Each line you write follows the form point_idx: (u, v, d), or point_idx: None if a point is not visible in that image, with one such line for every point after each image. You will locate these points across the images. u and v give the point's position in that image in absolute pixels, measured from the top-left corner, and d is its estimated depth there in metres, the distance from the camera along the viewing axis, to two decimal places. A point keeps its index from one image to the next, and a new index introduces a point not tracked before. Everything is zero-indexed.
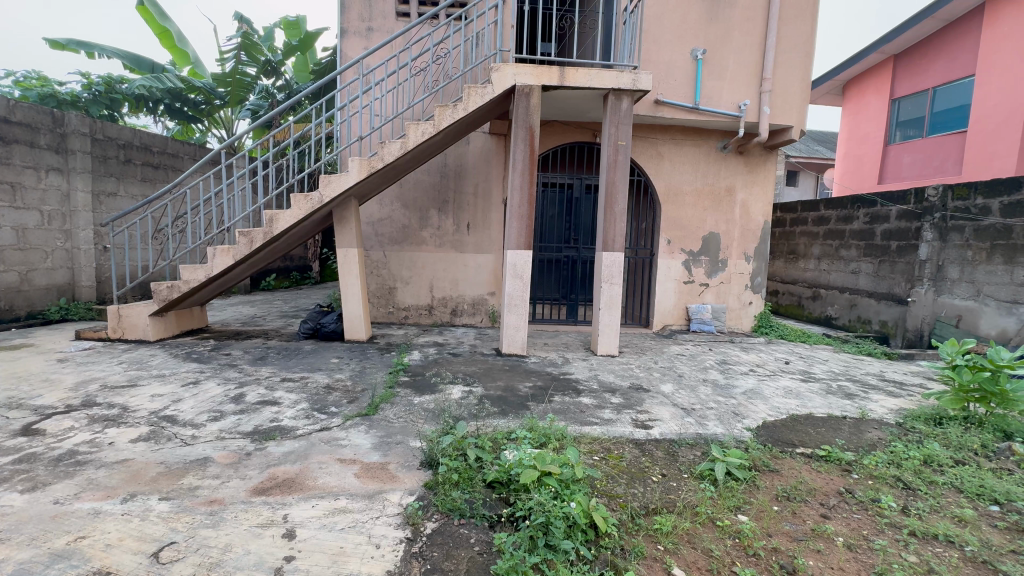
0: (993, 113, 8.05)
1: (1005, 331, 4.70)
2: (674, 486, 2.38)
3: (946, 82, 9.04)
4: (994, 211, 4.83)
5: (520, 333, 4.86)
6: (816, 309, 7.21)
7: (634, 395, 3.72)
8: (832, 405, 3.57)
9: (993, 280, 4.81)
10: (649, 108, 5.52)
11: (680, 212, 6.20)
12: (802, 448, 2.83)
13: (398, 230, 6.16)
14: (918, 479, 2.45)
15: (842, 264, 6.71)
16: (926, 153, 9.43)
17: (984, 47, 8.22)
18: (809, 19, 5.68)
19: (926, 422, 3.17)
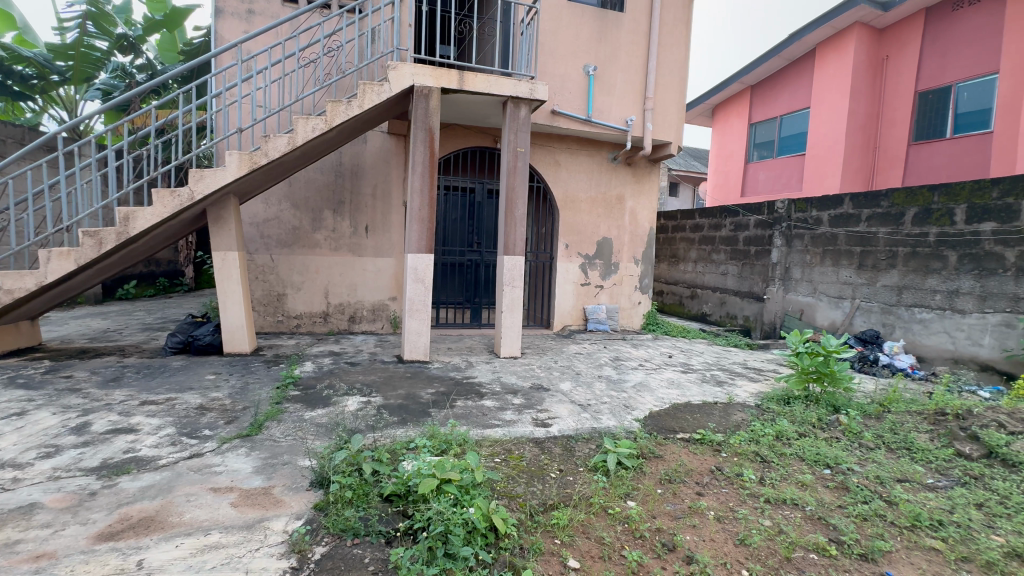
0: (823, 140, 9.66)
1: (834, 322, 5.64)
2: (571, 481, 2.48)
3: (789, 111, 10.67)
4: (825, 222, 5.77)
5: (422, 338, 4.75)
6: (694, 307, 8.04)
7: (534, 394, 3.83)
8: (706, 392, 4.01)
9: (825, 279, 5.76)
10: (546, 117, 5.74)
11: (577, 218, 6.53)
12: (682, 433, 3.13)
13: (287, 232, 5.68)
14: (772, 453, 2.83)
15: (713, 266, 7.57)
16: (776, 171, 11.03)
17: (817, 84, 9.84)
18: (683, 47, 6.34)
19: (778, 402, 3.69)
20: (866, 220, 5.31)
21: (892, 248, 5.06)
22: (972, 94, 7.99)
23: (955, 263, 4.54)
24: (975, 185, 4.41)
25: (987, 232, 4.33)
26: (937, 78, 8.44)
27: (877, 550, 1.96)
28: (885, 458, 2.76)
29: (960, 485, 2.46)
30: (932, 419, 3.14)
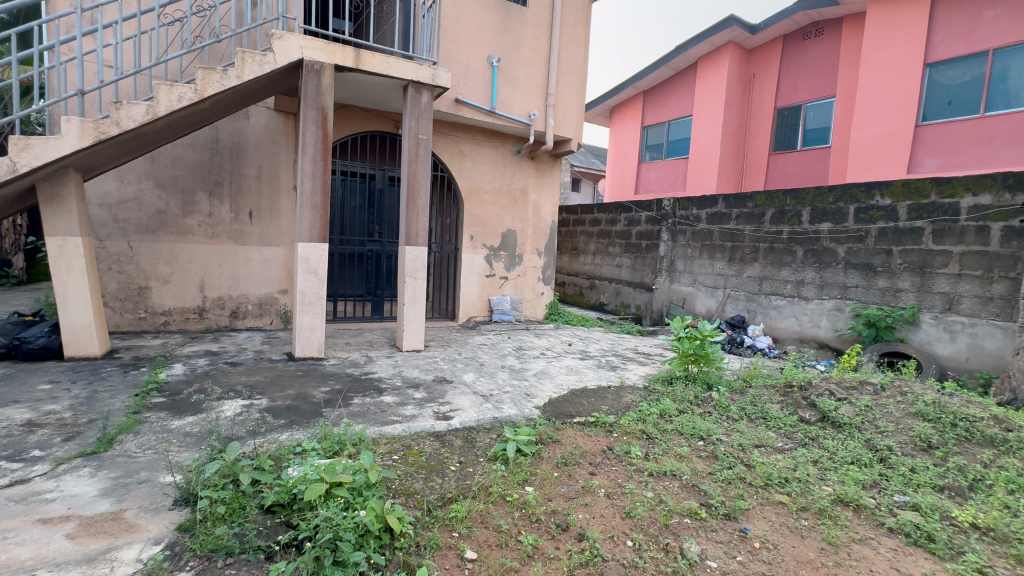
0: (703, 145, 10.71)
1: (710, 309, 6.31)
2: (471, 472, 2.48)
3: (676, 117, 11.67)
4: (703, 219, 6.41)
5: (316, 334, 4.43)
6: (592, 297, 8.50)
7: (437, 387, 3.76)
8: (601, 377, 4.27)
9: (703, 271, 6.41)
10: (449, 106, 5.63)
11: (481, 209, 6.53)
12: (578, 417, 3.29)
13: (150, 216, 4.93)
14: (656, 430, 3.09)
15: (609, 258, 8.06)
16: (664, 172, 12.01)
17: (699, 95, 10.87)
18: (582, 48, 6.61)
19: (662, 382, 4.04)
20: (735, 218, 6.00)
21: (755, 243, 5.77)
22: (817, 113, 9.39)
23: (801, 257, 5.31)
24: (817, 191, 5.17)
25: (825, 231, 5.11)
26: (791, 97, 9.78)
27: (738, 509, 2.22)
28: (746, 427, 3.14)
29: (801, 446, 2.89)
30: (783, 390, 3.64)
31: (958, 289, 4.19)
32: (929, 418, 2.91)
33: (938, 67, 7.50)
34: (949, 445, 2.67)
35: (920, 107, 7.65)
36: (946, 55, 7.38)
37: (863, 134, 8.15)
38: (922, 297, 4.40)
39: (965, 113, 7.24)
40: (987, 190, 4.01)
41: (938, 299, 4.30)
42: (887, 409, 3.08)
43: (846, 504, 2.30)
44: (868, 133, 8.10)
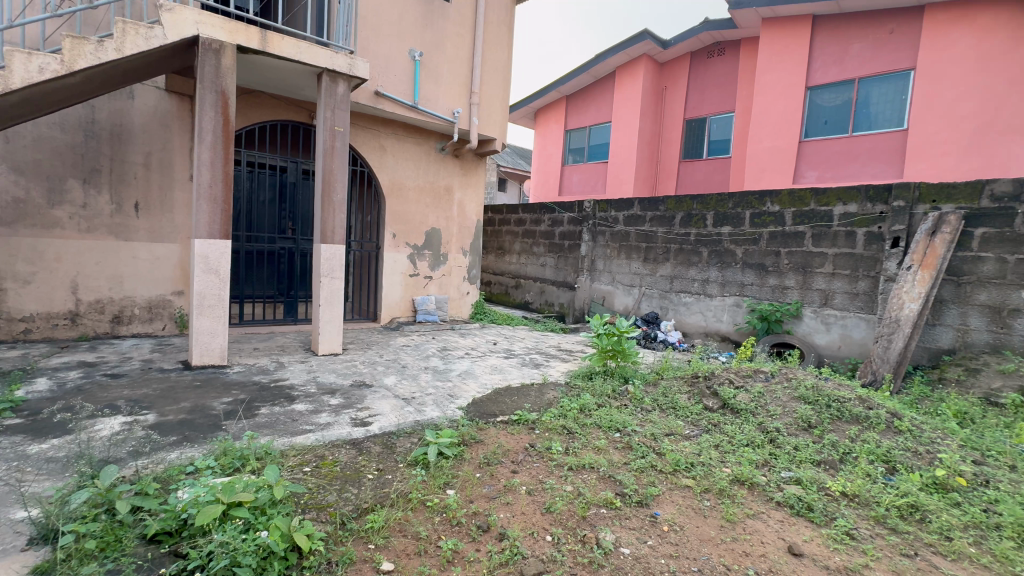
0: (621, 150, 11.27)
1: (627, 306, 6.66)
2: (390, 479, 2.39)
3: (597, 123, 12.17)
4: (621, 221, 6.73)
5: (217, 339, 4.03)
6: (517, 296, 8.62)
7: (355, 393, 3.59)
8: (524, 374, 4.33)
9: (621, 270, 6.74)
10: (369, 98, 5.39)
11: (404, 207, 6.34)
12: (501, 416, 3.31)
13: (3, 205, 4.18)
14: (576, 424, 3.18)
15: (534, 258, 8.21)
16: (586, 175, 12.47)
17: (617, 102, 11.42)
18: (505, 49, 6.65)
19: (583, 378, 4.19)
20: (649, 221, 6.37)
21: (667, 245, 6.17)
22: (720, 126, 10.25)
23: (706, 257, 5.77)
24: (719, 197, 5.63)
25: (726, 234, 5.59)
26: (698, 110, 10.59)
27: (649, 495, 2.35)
28: (658, 417, 3.34)
29: (705, 432, 3.13)
30: (691, 381, 3.92)
31: (832, 286, 4.77)
32: (809, 401, 3.28)
33: (817, 90, 8.51)
34: (824, 423, 3.03)
35: (803, 125, 8.63)
36: (823, 80, 8.39)
37: (758, 147, 9.03)
38: (804, 293, 4.95)
39: (837, 132, 8.28)
40: (854, 200, 4.60)
41: (817, 295, 4.86)
42: (776, 394, 3.43)
43: (742, 483, 2.52)
44: (762, 146, 8.99)
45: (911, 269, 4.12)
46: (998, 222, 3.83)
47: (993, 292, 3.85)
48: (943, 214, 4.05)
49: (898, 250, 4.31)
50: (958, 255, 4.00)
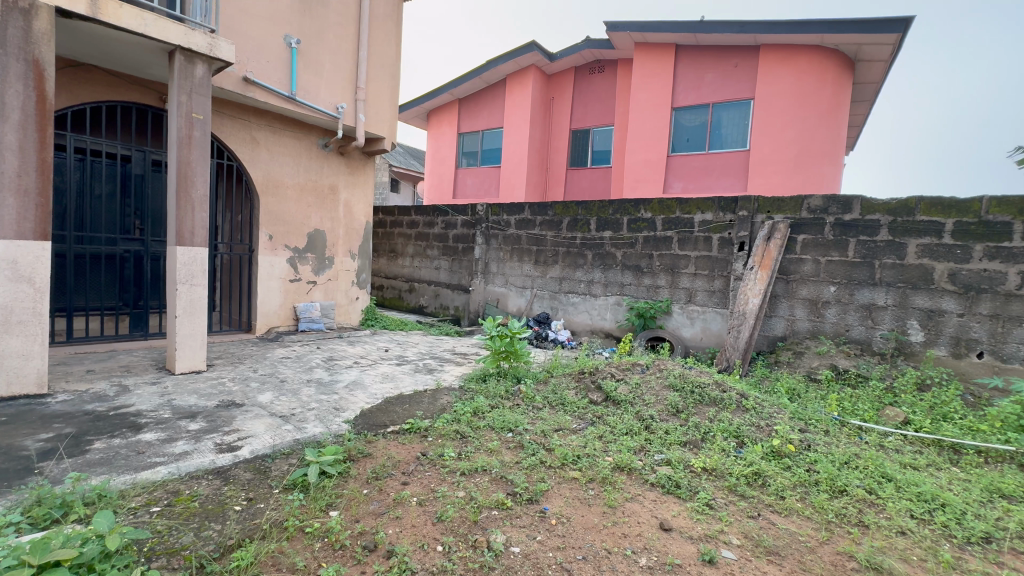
0: (513, 156, 11.59)
1: (520, 307, 6.85)
2: (262, 508, 2.16)
3: (489, 128, 12.38)
4: (513, 224, 6.90)
5: (33, 363, 3.30)
6: (411, 300, 8.39)
7: (221, 414, 3.18)
8: (417, 381, 4.22)
9: (514, 272, 6.91)
10: (236, 84, 4.85)
11: (282, 206, 5.81)
12: (392, 426, 3.18)
13: None
14: (470, 428, 3.18)
15: (427, 261, 8.07)
16: (480, 178, 12.59)
17: (509, 109, 11.73)
18: (393, 45, 6.44)
19: (477, 380, 4.21)
20: (539, 224, 6.62)
21: (555, 248, 6.47)
22: (601, 137, 11.06)
23: (591, 260, 6.16)
24: (601, 204, 6.05)
25: (607, 238, 6.02)
26: (582, 121, 11.30)
27: (539, 491, 2.43)
28: (548, 414, 3.48)
29: (591, 424, 3.33)
30: (578, 376, 4.14)
31: (694, 284, 5.38)
32: (677, 388, 3.65)
33: (681, 111, 9.58)
34: (689, 408, 3.41)
35: (670, 141, 9.66)
36: (685, 102, 9.47)
37: (634, 158, 9.93)
38: (673, 291, 5.53)
39: (697, 148, 9.41)
40: (710, 210, 5.23)
41: (683, 293, 5.45)
42: (651, 384, 3.77)
43: (622, 469, 2.72)
44: (637, 158, 9.89)
45: (753, 269, 4.83)
46: (814, 230, 4.63)
47: (812, 287, 4.64)
48: (776, 222, 4.79)
49: (744, 253, 5.01)
50: (787, 257, 4.76)
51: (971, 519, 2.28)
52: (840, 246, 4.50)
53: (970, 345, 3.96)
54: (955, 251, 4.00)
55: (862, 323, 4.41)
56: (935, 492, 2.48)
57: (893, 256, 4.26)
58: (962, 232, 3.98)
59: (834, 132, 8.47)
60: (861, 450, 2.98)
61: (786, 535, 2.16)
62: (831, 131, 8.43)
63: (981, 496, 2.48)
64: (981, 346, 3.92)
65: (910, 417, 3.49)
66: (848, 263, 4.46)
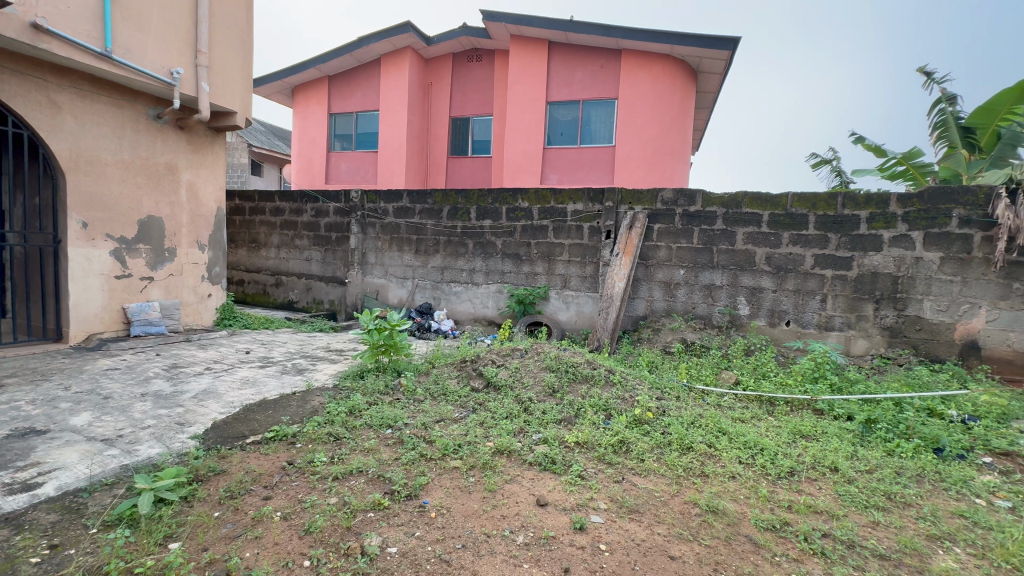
0: (391, 141, 11.09)
1: (401, 298, 6.63)
2: (73, 556, 1.77)
3: (363, 110, 11.67)
4: (391, 213, 6.61)
5: None
6: (278, 295, 7.61)
7: (12, 446, 2.53)
8: (283, 384, 3.82)
9: (393, 262, 6.66)
10: (22, 32, 3.84)
11: (101, 187, 4.81)
12: (252, 437, 2.84)
13: None
14: (345, 429, 2.98)
15: (296, 252, 7.38)
16: (354, 163, 11.82)
17: (384, 91, 11.16)
18: (242, 7, 5.65)
19: (353, 378, 3.97)
20: (418, 213, 6.44)
21: (436, 237, 6.36)
22: (481, 127, 11.12)
23: (472, 249, 6.18)
24: (480, 192, 6.07)
25: (487, 227, 6.08)
26: (461, 109, 11.23)
27: (419, 486, 2.37)
28: (429, 406, 3.42)
29: (472, 412, 3.35)
30: (460, 365, 4.13)
31: (569, 271, 5.71)
32: (553, 369, 3.85)
33: (554, 106, 10.02)
34: (564, 387, 3.61)
35: (546, 134, 10.07)
36: (558, 97, 9.93)
37: (513, 149, 10.17)
38: (550, 278, 5.80)
39: (570, 142, 9.96)
40: (580, 200, 5.56)
41: (559, 279, 5.75)
42: (529, 367, 3.92)
43: (503, 453, 2.78)
44: (516, 149, 10.15)
45: (619, 256, 5.28)
46: (666, 220, 5.19)
47: (666, 271, 5.22)
48: (636, 213, 5.28)
49: (610, 241, 5.44)
50: (646, 244, 5.28)
51: (781, 458, 2.77)
52: (687, 234, 5.12)
53: (781, 316, 4.81)
54: (770, 238, 4.80)
55: (705, 301, 5.08)
56: (756, 439, 2.97)
57: (727, 243, 4.96)
58: (775, 222, 4.78)
59: (682, 134, 9.59)
60: (703, 410, 3.44)
61: (645, 493, 2.41)
62: (680, 132, 9.53)
63: (787, 438, 3.04)
64: (788, 316, 4.78)
65: (740, 378, 4.14)
66: (694, 250, 5.09)
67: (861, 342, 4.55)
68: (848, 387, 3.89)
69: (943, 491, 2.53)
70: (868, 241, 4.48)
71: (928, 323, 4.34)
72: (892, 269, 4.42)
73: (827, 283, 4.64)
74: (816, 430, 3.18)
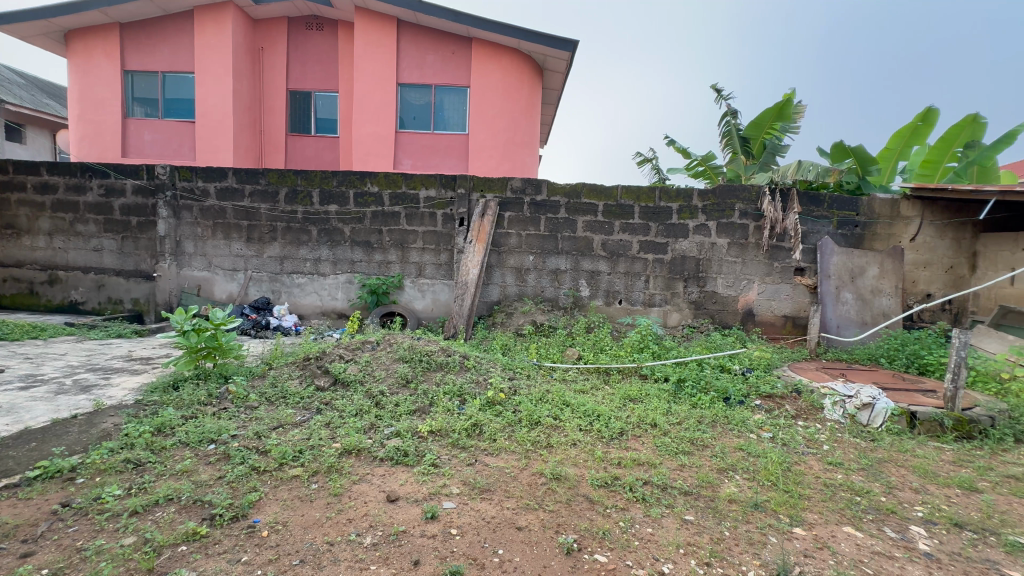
0: (212, 111, 9.51)
1: (231, 294, 5.78)
2: None
3: (172, 70, 9.75)
4: (212, 194, 5.67)
5: None
6: (53, 295, 5.99)
7: None
8: (59, 407, 3.02)
9: (218, 252, 5.75)
10: None
11: None
12: (7, 479, 2.19)
13: None
14: (150, 452, 2.48)
15: (79, 240, 5.89)
16: (163, 134, 9.85)
17: (200, 51, 9.48)
18: None
19: (163, 391, 3.31)
20: (248, 195, 5.63)
21: (272, 223, 5.66)
22: (325, 104, 10.18)
23: (316, 236, 5.65)
24: (323, 174, 5.55)
25: (333, 212, 5.60)
26: (300, 82, 10.12)
27: (247, 504, 2.08)
28: (264, 412, 3.04)
29: (317, 414, 3.07)
30: (302, 364, 3.76)
31: (423, 258, 5.59)
32: (407, 359, 3.74)
33: (406, 88, 9.67)
34: (418, 376, 3.53)
35: (397, 117, 9.66)
36: (409, 80, 9.60)
37: (362, 131, 9.58)
38: (404, 266, 5.62)
39: (423, 128, 9.72)
40: (432, 186, 5.46)
41: (413, 267, 5.61)
42: (381, 359, 3.75)
43: (351, 453, 2.60)
44: (366, 131, 9.57)
45: (472, 243, 5.36)
46: (516, 208, 5.41)
47: (516, 257, 5.46)
48: (487, 200, 5.39)
49: (463, 228, 5.47)
50: (497, 232, 5.45)
51: (613, 421, 3.11)
52: (535, 222, 5.40)
53: (614, 296, 5.41)
54: (604, 226, 5.34)
55: (551, 284, 5.46)
56: (593, 407, 3.29)
57: (569, 230, 5.37)
58: (608, 212, 5.32)
59: (532, 127, 10.04)
60: (550, 386, 3.71)
61: (496, 471, 2.49)
62: (529, 125, 9.96)
63: (619, 404, 3.42)
64: (620, 296, 5.41)
65: (581, 353, 4.55)
66: (541, 236, 5.40)
67: (675, 315, 5.37)
68: (665, 353, 4.57)
69: (729, 431, 3.13)
70: (678, 229, 5.27)
71: (721, 297, 5.31)
72: (695, 253, 5.28)
73: (649, 266, 5.34)
74: (641, 393, 3.66)
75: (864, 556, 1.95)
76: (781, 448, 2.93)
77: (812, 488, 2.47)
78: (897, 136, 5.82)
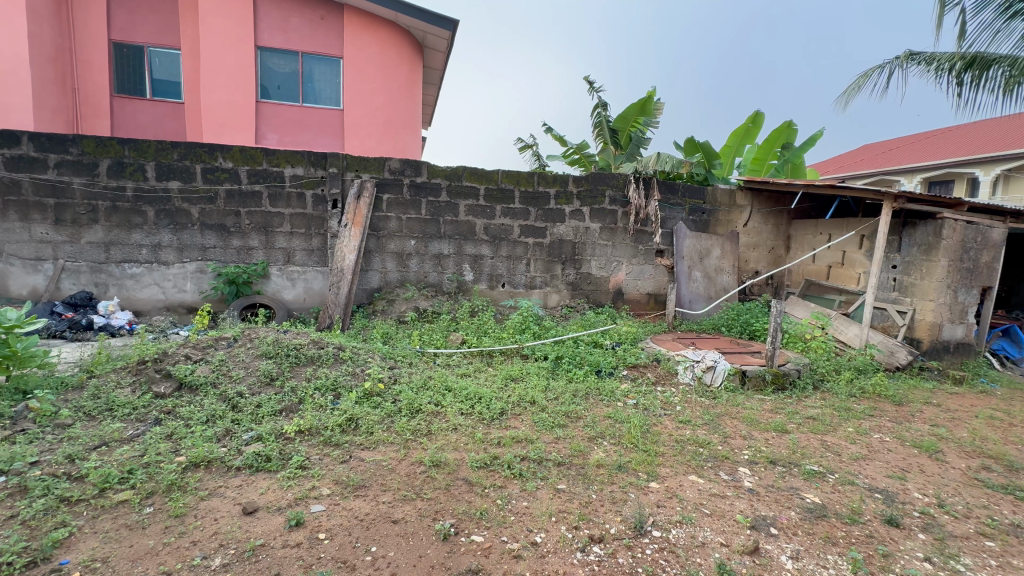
0: None
1: (35, 289, 4.69)
2: None
3: None
4: None
5: None
6: None
7: None
8: None
9: (12, 238, 4.60)
10: None
11: None
12: None
13: None
14: None
15: None
16: None
17: None
18: None
19: None
20: (54, 167, 4.57)
21: (90, 202, 4.68)
22: (162, 62, 8.63)
23: (153, 218, 4.80)
24: (159, 145, 4.69)
25: (174, 190, 4.79)
26: (126, 32, 8.41)
27: (51, 545, 1.70)
28: (82, 430, 2.51)
29: (155, 425, 2.63)
30: (135, 369, 3.18)
31: (292, 243, 5.09)
32: (271, 355, 3.38)
33: (267, 52, 8.60)
34: (285, 373, 3.21)
35: (257, 84, 8.58)
36: (271, 43, 8.55)
37: (214, 98, 8.35)
38: (268, 252, 5.05)
39: (289, 99, 8.78)
40: (299, 163, 4.95)
41: (280, 254, 5.08)
42: (240, 357, 3.34)
43: (198, 466, 2.28)
44: (218, 98, 8.36)
45: (347, 227, 5.01)
46: (394, 190, 5.16)
47: (397, 242, 5.25)
48: (363, 181, 5.04)
49: (337, 211, 5.08)
50: (375, 215, 5.15)
51: (493, 403, 3.16)
52: (415, 205, 5.22)
53: (497, 279, 5.50)
54: (486, 210, 5.36)
55: (435, 269, 5.36)
56: (474, 390, 3.31)
57: (451, 214, 5.29)
58: (489, 196, 5.34)
59: (413, 106, 9.63)
60: (433, 372, 3.65)
61: (371, 465, 2.38)
62: (410, 104, 9.55)
63: (501, 385, 3.49)
64: (503, 279, 5.51)
65: (465, 337, 4.54)
66: (422, 220, 5.24)
67: (554, 296, 5.64)
68: (545, 332, 4.77)
69: (600, 402, 3.39)
70: (556, 214, 5.50)
71: (594, 278, 5.69)
72: (572, 237, 5.57)
73: (530, 250, 5.51)
74: (522, 372, 3.78)
75: (704, 499, 2.25)
76: (642, 412, 3.25)
77: (665, 445, 2.78)
78: (733, 135, 6.71)
